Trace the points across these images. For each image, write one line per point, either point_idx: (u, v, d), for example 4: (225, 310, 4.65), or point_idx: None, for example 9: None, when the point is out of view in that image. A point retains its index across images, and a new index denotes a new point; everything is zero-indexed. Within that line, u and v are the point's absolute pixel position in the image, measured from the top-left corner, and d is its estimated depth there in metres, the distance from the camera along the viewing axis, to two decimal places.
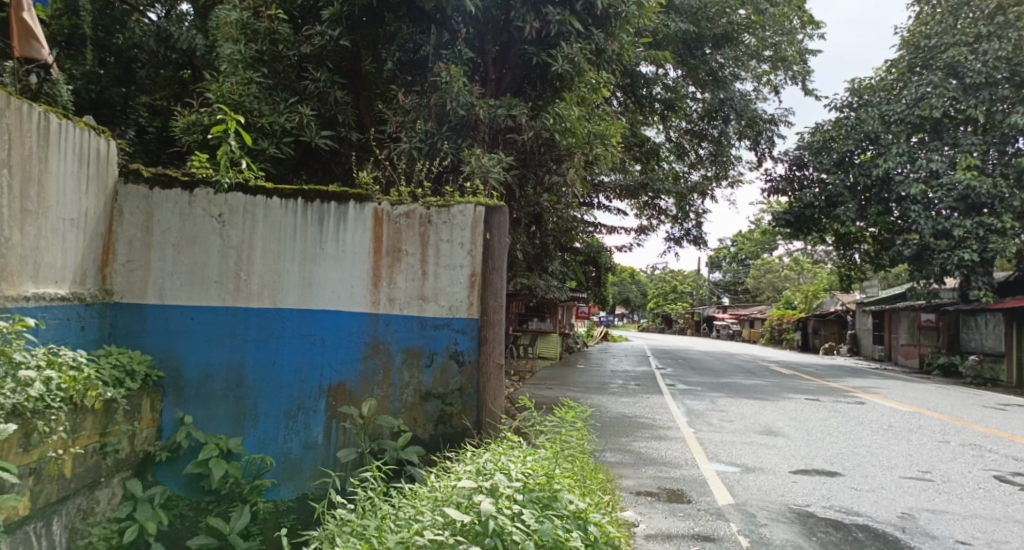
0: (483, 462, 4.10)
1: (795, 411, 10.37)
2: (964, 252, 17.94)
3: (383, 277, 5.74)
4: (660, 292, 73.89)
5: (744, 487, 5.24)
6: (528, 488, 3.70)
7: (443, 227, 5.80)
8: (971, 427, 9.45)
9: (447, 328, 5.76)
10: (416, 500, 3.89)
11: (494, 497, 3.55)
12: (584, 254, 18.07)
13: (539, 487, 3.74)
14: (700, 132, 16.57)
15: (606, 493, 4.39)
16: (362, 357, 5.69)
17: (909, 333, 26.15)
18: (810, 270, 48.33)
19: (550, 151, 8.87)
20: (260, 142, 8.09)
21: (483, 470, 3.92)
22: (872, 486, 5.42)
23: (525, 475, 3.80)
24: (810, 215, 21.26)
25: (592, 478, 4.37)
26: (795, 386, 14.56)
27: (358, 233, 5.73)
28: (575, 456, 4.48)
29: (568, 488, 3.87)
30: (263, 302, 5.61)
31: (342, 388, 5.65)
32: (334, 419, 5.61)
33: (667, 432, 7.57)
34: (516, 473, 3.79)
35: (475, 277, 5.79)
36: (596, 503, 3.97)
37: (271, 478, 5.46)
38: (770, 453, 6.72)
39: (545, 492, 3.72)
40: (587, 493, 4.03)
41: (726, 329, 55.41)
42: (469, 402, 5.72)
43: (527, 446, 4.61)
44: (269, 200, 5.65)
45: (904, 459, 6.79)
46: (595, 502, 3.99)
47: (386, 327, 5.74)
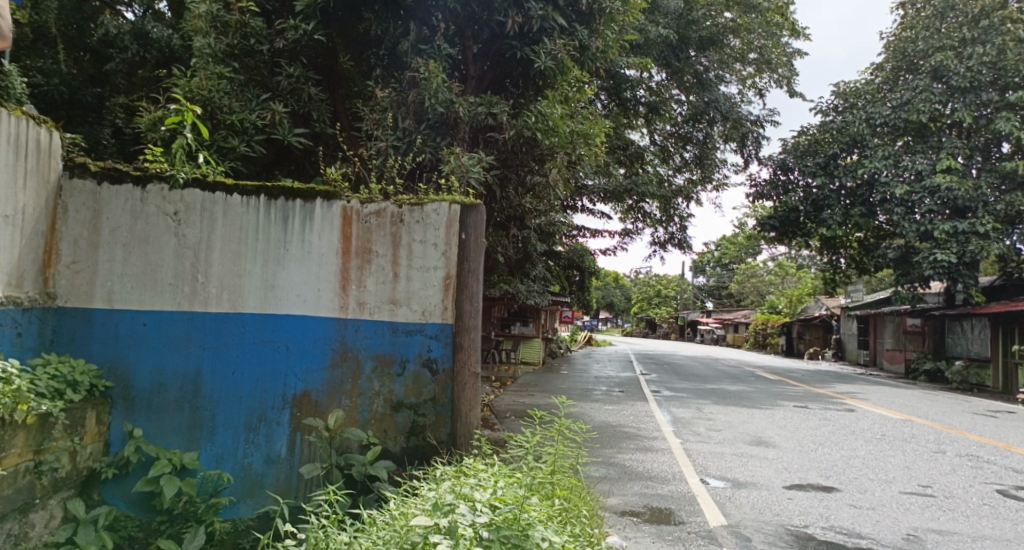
0: (450, 489, 3.74)
1: (783, 419, 10.09)
2: (942, 254, 17.90)
3: (352, 279, 5.38)
4: (645, 297, 73.90)
5: (736, 505, 4.91)
6: (497, 526, 3.32)
7: (416, 226, 5.45)
8: (964, 436, 9.22)
9: (419, 334, 5.41)
10: (372, 536, 3.54)
11: (454, 539, 3.18)
12: (568, 259, 17.73)
13: (511, 522, 3.36)
14: (685, 136, 16.30)
15: (592, 525, 4.00)
16: (328, 365, 5.32)
17: (893, 337, 26.11)
18: (794, 274, 48.38)
19: (532, 150, 8.47)
20: (230, 140, 7.67)
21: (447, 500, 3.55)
22: (872, 503, 5.14)
23: (493, 509, 3.43)
24: (796, 219, 21.09)
25: (577, 507, 3.97)
26: (782, 392, 14.33)
27: (326, 232, 5.36)
28: (555, 480, 4.11)
29: (543, 524, 3.49)
30: (222, 306, 5.22)
31: (307, 398, 5.27)
32: (298, 432, 5.22)
33: (653, 443, 7.25)
34: (482, 508, 3.42)
35: (450, 280, 5.44)
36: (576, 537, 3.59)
37: (228, 495, 5.05)
38: (762, 466, 6.41)
39: (515, 529, 3.33)
40: (566, 526, 3.65)
41: (711, 333, 55.49)
42: (443, 412, 5.36)
43: (503, 467, 4.25)
44: (229, 196, 5.27)
45: (901, 472, 6.50)
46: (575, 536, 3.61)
47: (355, 333, 5.37)
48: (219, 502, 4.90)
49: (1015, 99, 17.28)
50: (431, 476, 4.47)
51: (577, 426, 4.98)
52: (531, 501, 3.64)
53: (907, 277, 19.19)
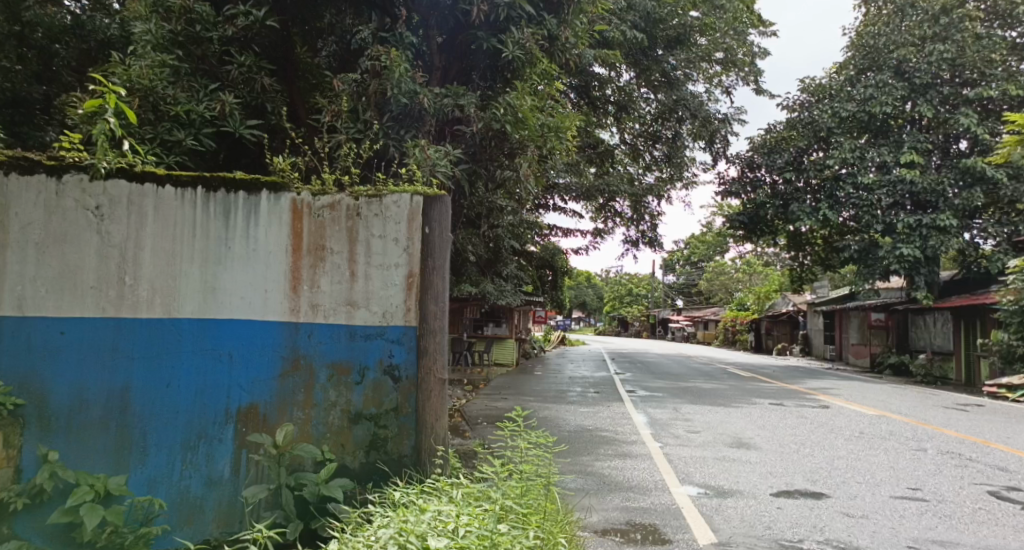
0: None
1: (761, 418, 9.79)
2: (906, 244, 17.95)
3: (303, 279, 4.89)
4: (615, 296, 73.92)
5: (725, 519, 4.52)
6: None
7: (374, 220, 4.98)
8: (943, 433, 9.00)
9: (379, 339, 4.94)
10: None
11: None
12: (538, 259, 17.33)
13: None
14: (654, 134, 16.01)
15: None
16: (278, 375, 4.83)
17: (860, 332, 26.25)
18: (760, 272, 48.64)
19: (501, 144, 8.03)
20: (175, 133, 7.03)
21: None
22: (866, 511, 4.81)
23: None
24: (764, 215, 20.98)
25: (555, 541, 3.49)
26: (755, 389, 14.11)
27: (274, 228, 4.88)
28: (526, 516, 3.59)
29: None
30: (155, 311, 4.70)
31: (253, 411, 4.78)
32: (244, 450, 4.73)
33: (632, 448, 6.86)
34: None
35: (412, 279, 4.98)
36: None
37: (162, 523, 4.53)
38: (746, 472, 6.04)
39: None
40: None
41: (680, 331, 55.68)
42: (406, 423, 4.91)
43: (468, 496, 3.75)
44: (161, 188, 4.76)
45: (889, 474, 6.20)
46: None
47: (307, 338, 4.88)
48: (152, 532, 4.39)
49: (975, 95, 17.32)
50: (387, 502, 3.99)
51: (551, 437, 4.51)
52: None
53: (870, 269, 19.10)
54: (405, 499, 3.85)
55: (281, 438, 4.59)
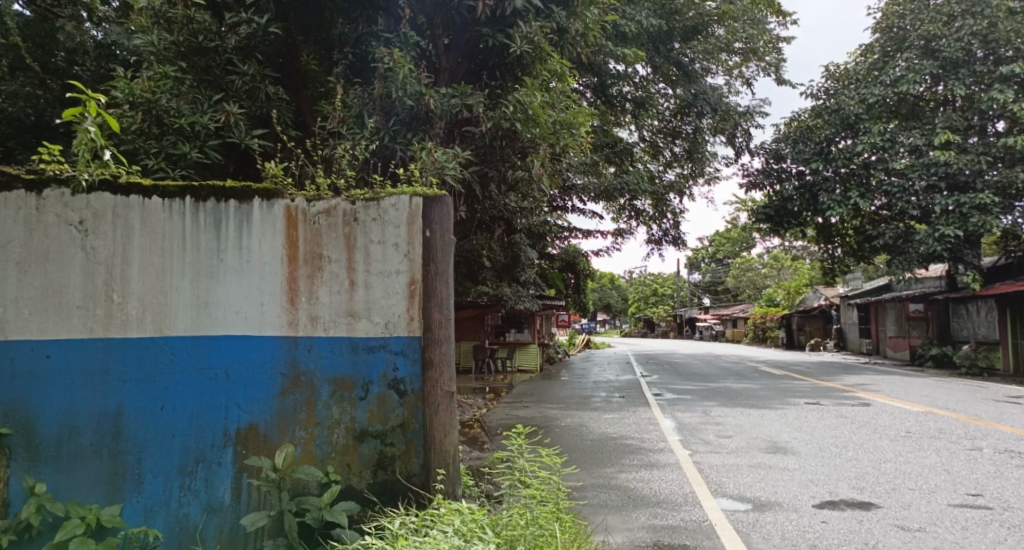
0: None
1: (798, 419, 9.31)
2: (944, 229, 17.20)
3: (300, 290, 4.59)
4: (641, 297, 73.15)
5: (764, 537, 4.13)
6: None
7: (373, 225, 4.68)
8: (995, 429, 8.45)
9: (382, 350, 4.63)
10: None
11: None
12: (559, 262, 16.95)
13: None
14: (673, 130, 15.55)
15: None
16: (277, 393, 4.53)
17: (896, 324, 25.47)
18: (789, 266, 47.64)
19: (512, 143, 7.65)
20: (180, 146, 6.56)
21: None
22: (922, 524, 4.47)
23: None
24: (792, 208, 20.31)
25: None
26: (789, 388, 13.59)
27: (267, 237, 4.59)
28: None
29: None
30: (146, 330, 4.43)
31: (253, 432, 4.48)
32: (244, 474, 4.43)
33: (660, 458, 6.43)
34: None
35: (414, 286, 4.66)
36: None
37: None
38: (785, 480, 5.63)
39: None
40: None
41: (709, 330, 54.83)
42: (414, 440, 4.59)
43: (468, 525, 3.33)
44: (148, 200, 4.50)
45: (943, 479, 5.75)
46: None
47: (307, 352, 4.58)
48: None
49: (1008, 71, 16.55)
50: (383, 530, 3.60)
51: (562, 458, 4.10)
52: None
53: (905, 257, 18.39)
54: (403, 531, 3.36)
55: (281, 460, 4.25)
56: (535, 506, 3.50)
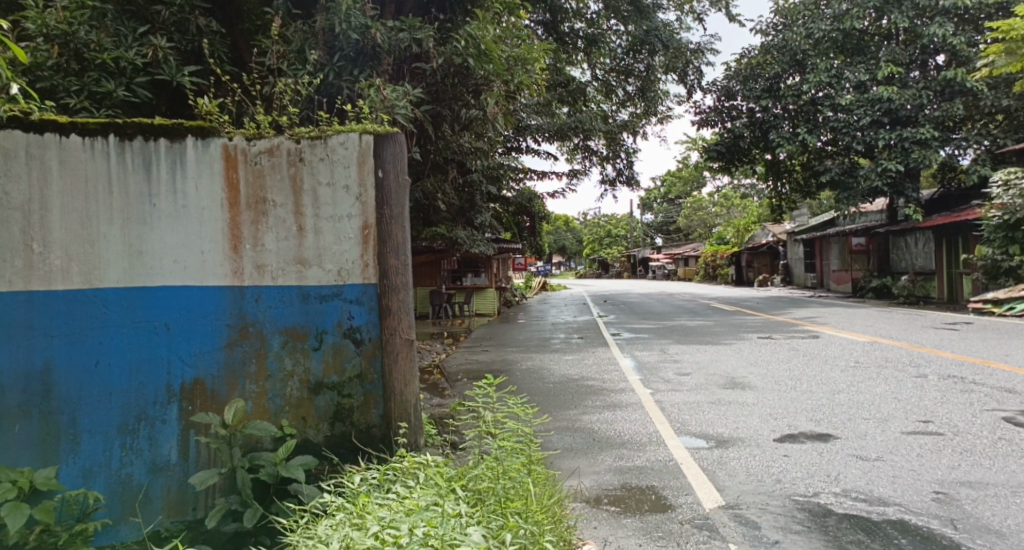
0: (361, 526, 2.45)
1: (752, 354, 9.45)
2: (887, 164, 17.58)
3: (244, 236, 4.31)
4: (595, 238, 73.54)
5: (729, 474, 4.04)
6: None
7: (320, 165, 4.39)
8: (938, 356, 8.70)
9: (336, 299, 4.41)
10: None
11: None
12: (514, 205, 16.69)
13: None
14: (626, 68, 15.24)
15: (556, 521, 2.92)
16: (224, 345, 4.28)
17: (840, 258, 26.18)
18: (739, 204, 48.26)
19: (465, 80, 7.31)
20: (104, 83, 5.98)
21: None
22: (880, 453, 4.50)
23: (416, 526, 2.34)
24: (742, 145, 20.36)
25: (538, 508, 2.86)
26: (741, 323, 13.83)
27: (203, 179, 4.27)
28: (501, 491, 2.98)
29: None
30: (73, 282, 4.09)
31: (198, 386, 4.23)
32: (191, 431, 4.19)
33: (622, 398, 6.41)
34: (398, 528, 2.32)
35: (368, 231, 4.43)
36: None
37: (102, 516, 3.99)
38: (744, 415, 5.67)
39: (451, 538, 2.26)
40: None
41: (662, 269, 55.65)
42: (373, 391, 4.43)
43: (433, 477, 3.15)
44: (66, 138, 4.11)
45: (894, 408, 5.86)
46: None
47: (254, 302, 4.33)
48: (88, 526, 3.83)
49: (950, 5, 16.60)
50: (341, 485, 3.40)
51: (532, 408, 3.95)
52: (488, 540, 2.40)
53: (849, 193, 18.73)
54: (364, 486, 3.15)
55: (230, 415, 4.01)
56: (503, 453, 3.33)
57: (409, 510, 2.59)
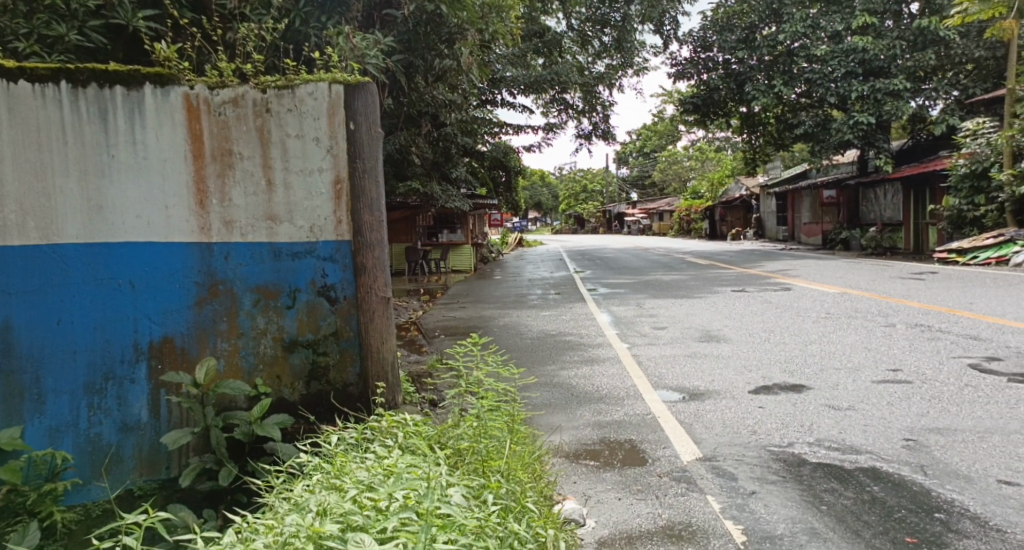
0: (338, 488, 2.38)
1: (726, 307, 9.55)
2: (859, 116, 17.65)
3: (210, 190, 4.17)
4: (570, 193, 73.37)
5: (706, 427, 4.07)
6: (447, 539, 1.98)
7: (288, 116, 4.27)
8: (906, 305, 8.86)
9: (309, 256, 4.33)
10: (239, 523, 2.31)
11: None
12: (489, 160, 16.50)
13: (449, 541, 1.97)
14: (603, 18, 15.14)
15: (536, 478, 2.90)
16: (193, 303, 4.14)
17: (811, 211, 26.46)
18: (714, 158, 48.34)
19: (437, 30, 7.11)
20: (55, 26, 5.51)
21: (335, 511, 2.14)
22: (851, 402, 4.57)
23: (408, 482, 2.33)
24: (718, 98, 20.22)
25: (521, 466, 2.83)
26: (715, 277, 13.96)
27: (166, 130, 4.09)
28: (483, 447, 2.96)
29: (502, 538, 2.19)
30: (29, 238, 3.86)
31: (168, 345, 4.09)
32: (162, 390, 4.06)
33: (598, 353, 6.44)
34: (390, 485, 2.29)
35: (340, 185, 4.34)
36: (548, 535, 2.34)
37: (71, 477, 3.84)
38: (719, 367, 5.74)
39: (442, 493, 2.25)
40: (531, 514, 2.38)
41: (636, 224, 55.84)
42: (349, 349, 4.40)
43: (414, 438, 3.10)
44: (15, 84, 3.85)
45: (865, 357, 5.96)
46: (546, 535, 2.35)
47: (224, 259, 4.21)
48: (59, 487, 3.69)
49: None
50: (317, 445, 3.34)
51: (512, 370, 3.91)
52: (469, 500, 2.35)
53: (822, 145, 18.81)
54: (343, 446, 3.09)
55: (203, 374, 3.92)
56: (484, 411, 3.27)
57: (388, 471, 2.53)
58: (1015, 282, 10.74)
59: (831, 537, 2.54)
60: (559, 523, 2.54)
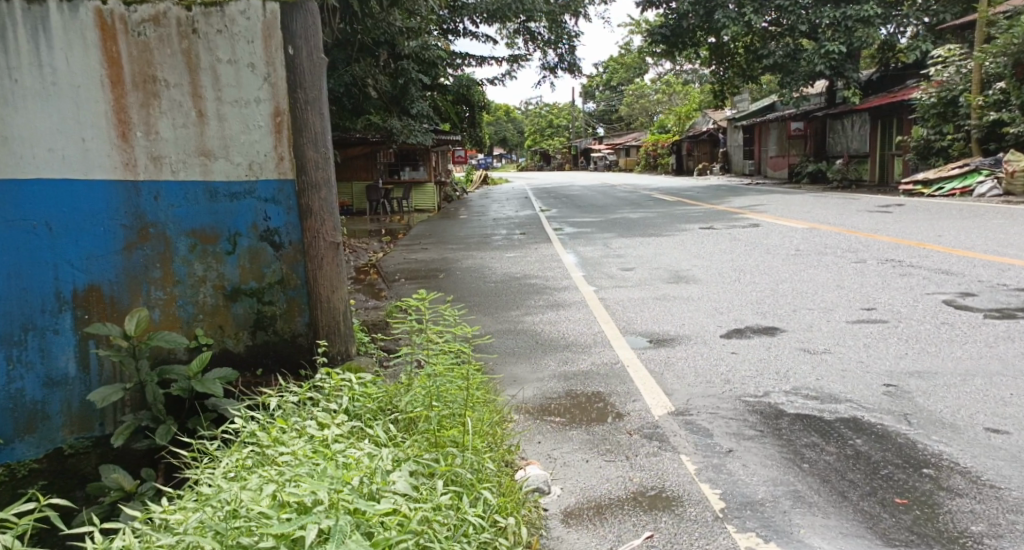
0: (258, 475, 2.05)
1: (694, 245, 9.36)
2: (829, 45, 17.32)
3: (133, 121, 3.71)
4: (536, 129, 72.26)
5: (678, 377, 3.85)
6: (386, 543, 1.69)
7: (218, 38, 3.82)
8: (875, 239, 8.76)
9: (249, 197, 3.96)
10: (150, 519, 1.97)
11: None
12: (452, 93, 15.86)
13: (387, 546, 1.68)
14: None
15: (494, 448, 2.63)
16: (121, 248, 3.73)
17: (777, 144, 26.32)
18: (681, 91, 47.66)
19: None
20: None
21: (249, 513, 1.80)
22: (826, 345, 4.41)
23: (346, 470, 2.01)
24: (687, 27, 19.66)
25: (477, 437, 2.55)
26: (683, 213, 13.77)
27: (77, 53, 3.61)
28: (437, 415, 2.66)
29: (454, 529, 1.93)
30: None
31: (95, 293, 3.68)
32: (90, 343, 3.67)
33: (565, 296, 6.19)
34: (325, 475, 1.97)
35: (281, 118, 3.94)
36: (508, 521, 2.10)
37: None
38: (690, 309, 5.55)
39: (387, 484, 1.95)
40: (486, 497, 2.13)
41: (602, 160, 55.32)
42: (297, 298, 4.08)
43: (359, 407, 2.79)
44: None
45: (837, 296, 5.83)
46: (506, 521, 2.10)
47: (152, 200, 3.79)
48: None
49: None
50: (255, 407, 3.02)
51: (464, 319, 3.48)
52: (418, 487, 2.07)
53: (791, 76, 18.42)
54: (282, 413, 2.76)
55: (134, 325, 3.51)
56: (439, 371, 2.94)
57: (320, 453, 2.20)
58: (980, 213, 10.72)
59: (816, 501, 2.33)
60: (520, 498, 2.31)
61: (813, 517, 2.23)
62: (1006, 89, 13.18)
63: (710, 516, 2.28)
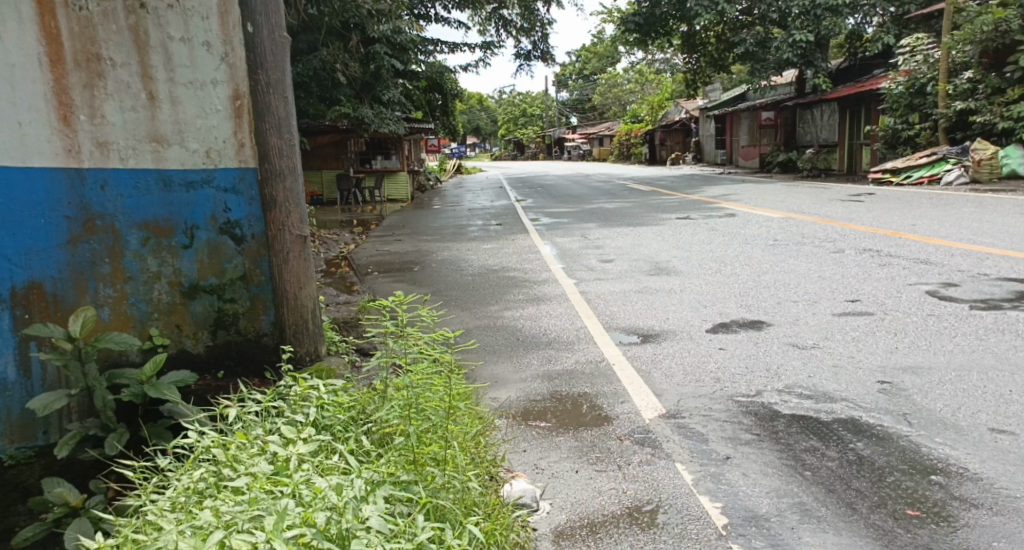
0: (210, 513, 1.84)
1: (672, 235, 9.22)
2: (799, 33, 17.31)
3: (76, 104, 3.38)
4: (509, 118, 71.85)
5: (666, 375, 3.68)
6: None
7: (169, 14, 3.56)
8: (851, 228, 8.70)
9: (207, 187, 3.72)
10: None
11: None
12: (423, 81, 15.54)
13: None
14: None
15: (478, 464, 2.41)
16: (65, 242, 3.39)
17: (749, 133, 26.37)
18: (654, 80, 47.63)
19: None
20: None
21: None
22: (815, 339, 4.26)
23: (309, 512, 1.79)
24: (659, 15, 19.51)
25: (459, 453, 2.33)
26: (658, 203, 13.66)
27: (8, 26, 3.23)
28: (415, 428, 2.44)
29: None
30: None
31: (36, 291, 3.32)
32: (32, 344, 3.33)
33: (542, 290, 5.99)
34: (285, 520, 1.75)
35: (241, 101, 3.73)
36: None
37: None
38: (671, 303, 5.38)
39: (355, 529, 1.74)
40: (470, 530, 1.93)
41: (576, 149, 55.14)
42: (261, 294, 3.88)
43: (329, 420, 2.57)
44: None
45: (820, 287, 5.71)
46: None
47: (99, 190, 3.46)
48: None
49: None
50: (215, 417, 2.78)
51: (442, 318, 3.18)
52: (394, 522, 1.86)
53: (762, 64, 18.40)
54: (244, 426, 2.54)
55: (77, 327, 3.19)
56: (416, 378, 2.70)
57: (282, 484, 1.98)
58: (953, 202, 10.73)
59: (825, 515, 2.18)
60: (508, 522, 2.12)
61: (822, 534, 2.08)
62: (975, 78, 13.24)
63: (712, 535, 2.12)
